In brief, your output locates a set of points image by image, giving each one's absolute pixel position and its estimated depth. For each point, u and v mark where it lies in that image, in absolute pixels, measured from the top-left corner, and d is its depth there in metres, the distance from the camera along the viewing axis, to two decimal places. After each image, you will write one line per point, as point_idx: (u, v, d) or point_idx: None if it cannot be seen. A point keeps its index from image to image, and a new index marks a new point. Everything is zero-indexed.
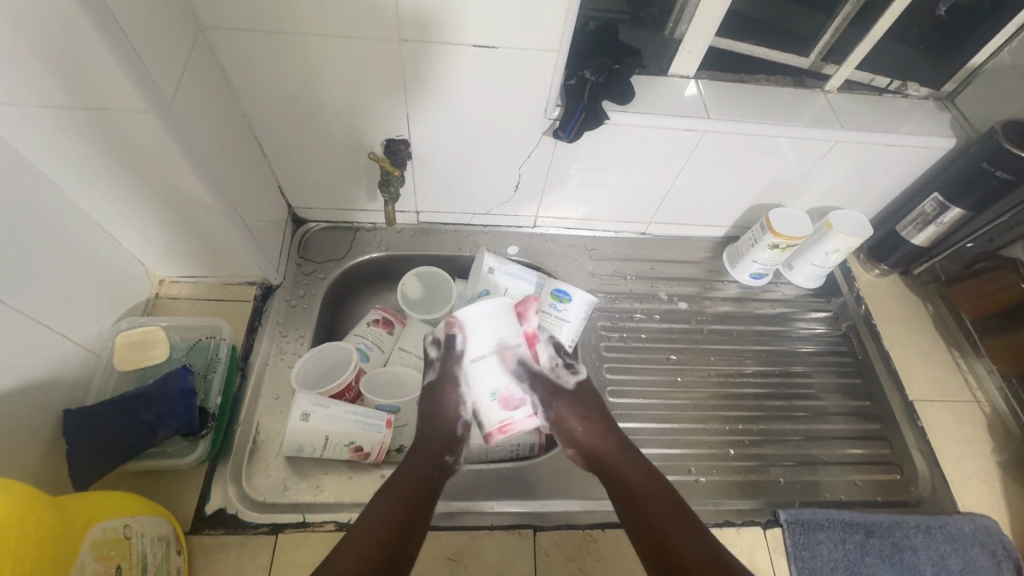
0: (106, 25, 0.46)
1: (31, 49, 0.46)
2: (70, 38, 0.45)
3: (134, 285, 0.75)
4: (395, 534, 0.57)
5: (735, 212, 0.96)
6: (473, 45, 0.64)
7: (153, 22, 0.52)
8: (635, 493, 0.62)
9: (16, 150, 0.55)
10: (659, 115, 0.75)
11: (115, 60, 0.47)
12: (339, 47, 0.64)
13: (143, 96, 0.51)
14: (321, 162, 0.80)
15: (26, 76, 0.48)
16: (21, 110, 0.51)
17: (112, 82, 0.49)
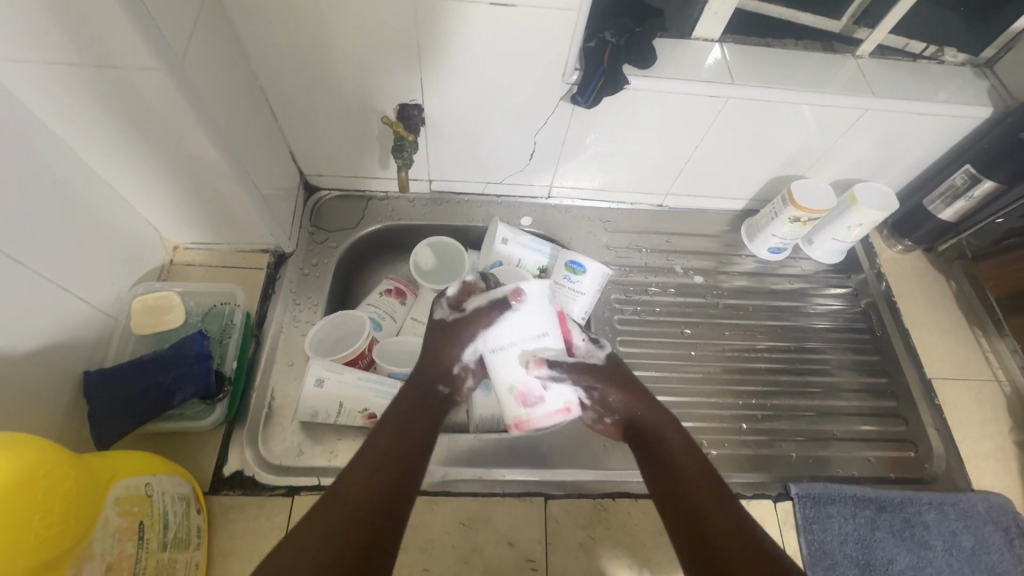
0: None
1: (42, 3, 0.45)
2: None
3: (148, 251, 0.76)
4: (398, 457, 0.55)
5: (755, 184, 0.93)
6: (490, 3, 0.62)
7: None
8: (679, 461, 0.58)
9: (25, 108, 0.54)
10: (680, 81, 0.72)
11: (126, 15, 0.46)
12: (353, 5, 0.61)
13: (154, 54, 0.50)
14: (333, 127, 0.79)
15: (35, 31, 0.47)
16: (32, 67, 0.50)
17: (123, 39, 0.48)
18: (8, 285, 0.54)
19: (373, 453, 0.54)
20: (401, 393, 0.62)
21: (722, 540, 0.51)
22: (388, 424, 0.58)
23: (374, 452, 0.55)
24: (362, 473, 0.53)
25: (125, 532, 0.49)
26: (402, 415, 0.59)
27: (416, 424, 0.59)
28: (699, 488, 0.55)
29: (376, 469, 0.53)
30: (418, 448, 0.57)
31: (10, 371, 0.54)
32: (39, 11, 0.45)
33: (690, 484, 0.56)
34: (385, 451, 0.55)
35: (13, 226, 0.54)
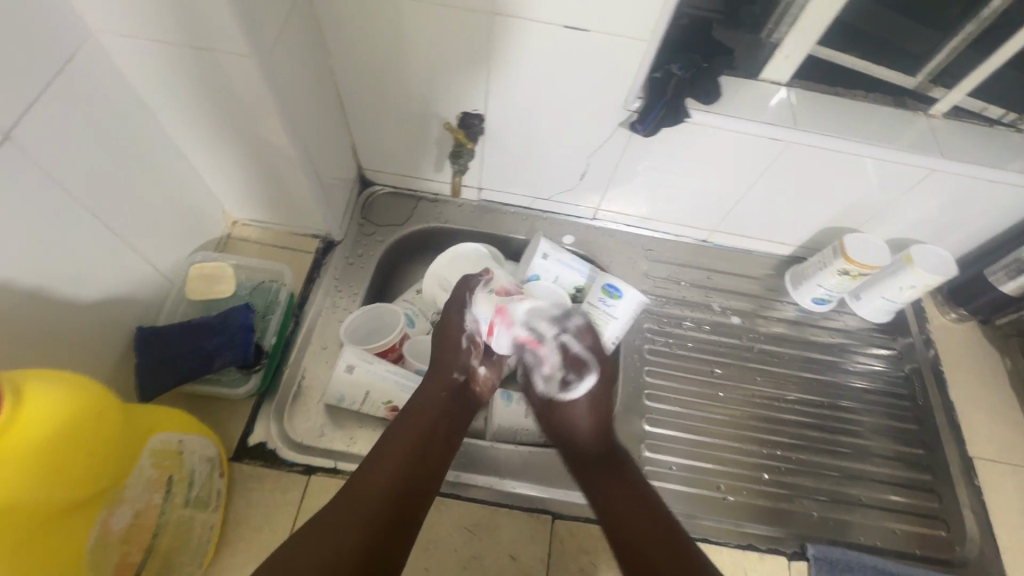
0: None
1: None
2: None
3: (210, 223, 0.80)
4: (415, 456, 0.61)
5: (806, 231, 0.91)
6: (565, 25, 0.63)
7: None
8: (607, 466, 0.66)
9: (124, 78, 0.59)
10: (743, 120, 0.72)
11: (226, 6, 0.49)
12: (436, 15, 0.64)
13: (247, 43, 0.53)
14: (396, 127, 0.82)
15: (147, 11, 0.51)
16: (139, 43, 0.54)
17: (222, 27, 0.52)
18: (84, 238, 0.58)
19: (407, 437, 0.62)
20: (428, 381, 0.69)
21: (646, 532, 0.57)
22: (415, 412, 0.65)
23: (408, 438, 0.62)
24: (398, 453, 0.60)
25: (155, 484, 0.51)
26: (428, 406, 0.66)
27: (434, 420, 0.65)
28: (624, 492, 0.62)
29: (405, 456, 0.60)
30: (443, 436, 0.65)
31: (72, 318, 0.58)
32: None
33: (622, 492, 0.62)
34: (415, 437, 0.63)
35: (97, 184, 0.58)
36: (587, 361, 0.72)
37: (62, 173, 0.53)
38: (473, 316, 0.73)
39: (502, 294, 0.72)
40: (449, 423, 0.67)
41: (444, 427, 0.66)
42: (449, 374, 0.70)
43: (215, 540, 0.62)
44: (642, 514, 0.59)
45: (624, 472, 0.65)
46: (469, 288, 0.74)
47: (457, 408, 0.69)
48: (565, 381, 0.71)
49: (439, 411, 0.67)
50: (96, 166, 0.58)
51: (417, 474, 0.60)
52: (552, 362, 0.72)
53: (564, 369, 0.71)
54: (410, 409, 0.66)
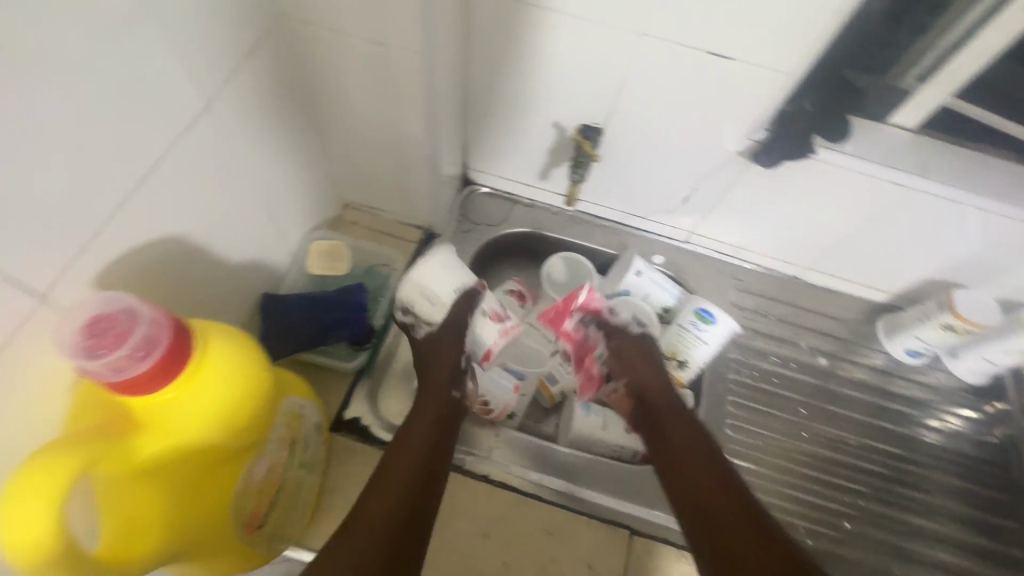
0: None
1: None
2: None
3: (326, 204, 0.84)
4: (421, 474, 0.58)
5: (908, 281, 0.89)
6: (711, 51, 0.64)
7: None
8: (675, 421, 0.69)
9: (292, 61, 0.63)
10: (870, 162, 0.72)
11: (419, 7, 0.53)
12: (587, 31, 0.66)
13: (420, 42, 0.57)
14: (511, 132, 0.84)
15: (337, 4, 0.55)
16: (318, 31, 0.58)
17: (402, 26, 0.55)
18: (239, 205, 0.62)
19: (409, 458, 0.59)
20: (419, 402, 0.66)
21: (708, 488, 0.59)
22: (410, 433, 0.62)
23: (409, 459, 0.59)
24: (401, 475, 0.58)
25: (286, 442, 0.55)
26: (420, 425, 0.63)
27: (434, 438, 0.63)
28: (688, 448, 0.64)
29: (408, 478, 0.58)
30: (443, 455, 0.62)
31: (218, 278, 0.61)
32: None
33: (684, 445, 0.65)
34: (418, 458, 0.60)
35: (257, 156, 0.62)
36: None
37: (232, 144, 0.57)
38: (467, 338, 0.74)
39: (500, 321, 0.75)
40: (446, 440, 0.64)
41: (443, 445, 0.63)
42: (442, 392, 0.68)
43: (314, 507, 0.65)
44: (711, 472, 0.61)
45: (685, 423, 0.68)
46: (468, 305, 0.72)
47: (451, 424, 0.66)
48: None
49: (434, 431, 0.63)
50: (259, 139, 0.62)
51: (422, 492, 0.57)
52: None
53: None
54: (406, 432, 0.62)
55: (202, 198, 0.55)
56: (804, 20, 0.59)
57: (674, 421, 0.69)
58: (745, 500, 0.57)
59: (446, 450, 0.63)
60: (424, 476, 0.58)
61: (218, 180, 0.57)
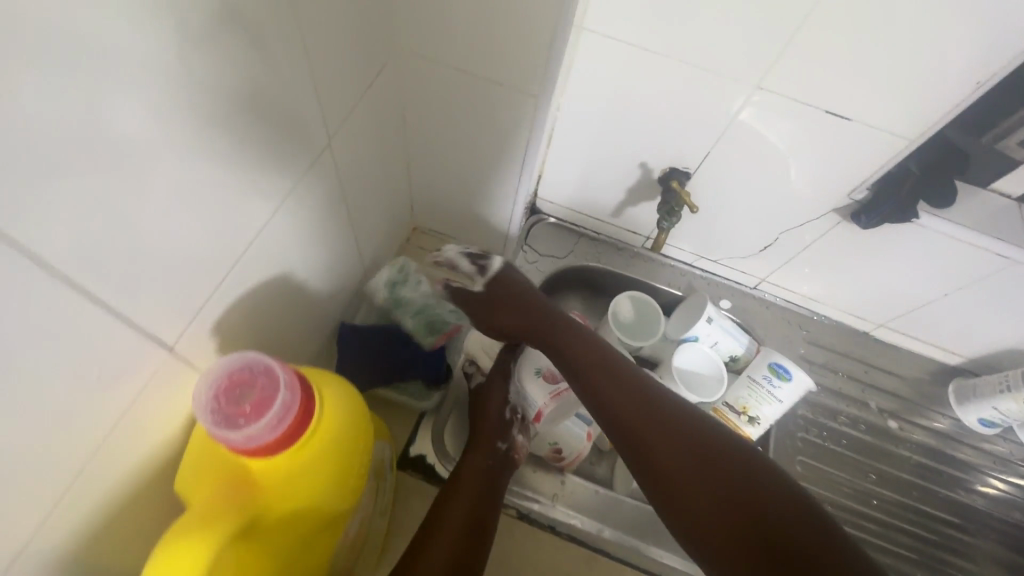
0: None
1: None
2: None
3: (399, 227, 0.82)
4: (470, 526, 0.60)
5: (987, 347, 0.86)
6: (826, 109, 0.62)
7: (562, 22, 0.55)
8: (670, 453, 0.59)
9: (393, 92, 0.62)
10: (973, 231, 0.70)
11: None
12: (688, 76, 0.64)
13: None
14: (592, 168, 0.82)
15: None
16: None
17: None
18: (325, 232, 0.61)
19: (455, 517, 0.60)
20: (466, 454, 0.66)
21: (718, 517, 0.55)
22: (456, 489, 0.62)
23: (455, 519, 0.59)
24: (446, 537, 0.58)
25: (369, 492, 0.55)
26: (466, 479, 0.63)
27: (481, 486, 0.63)
28: (700, 480, 0.57)
29: (459, 530, 0.59)
30: (488, 512, 0.62)
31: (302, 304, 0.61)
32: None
33: (690, 483, 0.57)
34: (463, 516, 0.60)
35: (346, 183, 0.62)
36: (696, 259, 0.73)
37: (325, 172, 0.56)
38: (517, 388, 0.71)
39: (552, 383, 0.69)
40: (492, 493, 0.63)
41: (489, 500, 0.63)
42: (489, 443, 0.67)
43: (382, 545, 0.63)
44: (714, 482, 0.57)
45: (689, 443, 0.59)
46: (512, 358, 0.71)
47: (500, 475, 0.65)
48: None
49: (480, 487, 0.63)
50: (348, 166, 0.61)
51: (475, 540, 0.59)
52: None
53: None
54: (451, 488, 0.62)
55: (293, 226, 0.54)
56: (941, 88, 0.56)
57: (690, 461, 0.58)
58: (769, 508, 0.54)
59: (492, 504, 0.63)
60: (469, 537, 0.59)
61: (309, 208, 0.56)
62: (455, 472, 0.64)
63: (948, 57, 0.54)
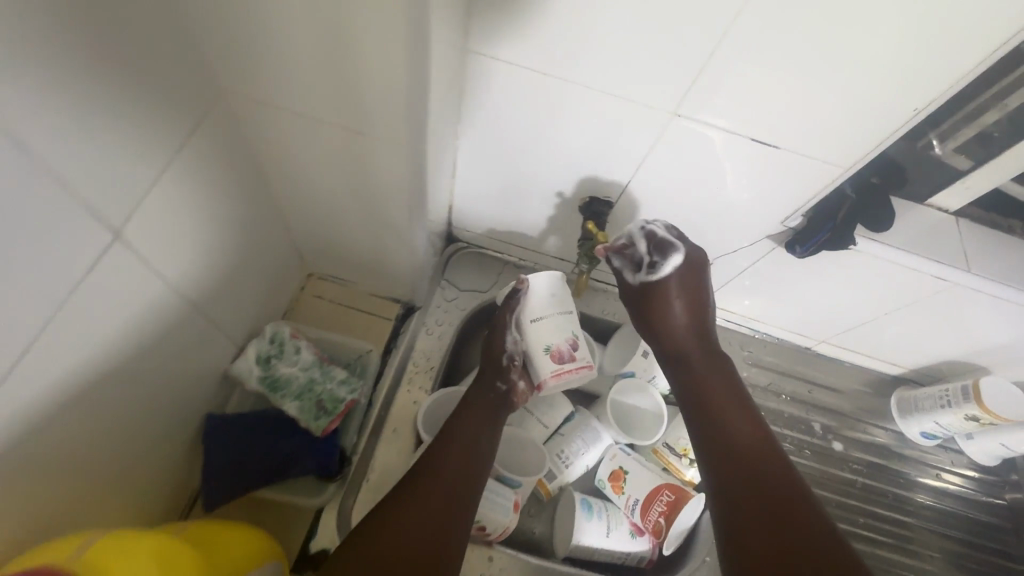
0: (421, 78, 0.40)
1: (326, 64, 0.41)
2: (370, 69, 0.40)
3: (286, 279, 0.70)
4: (462, 474, 0.61)
5: (925, 359, 0.83)
6: (752, 138, 0.56)
7: (443, 59, 0.46)
8: (770, 465, 0.61)
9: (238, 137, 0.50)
10: (913, 254, 0.65)
11: (405, 107, 0.42)
12: (604, 103, 0.56)
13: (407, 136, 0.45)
14: (507, 196, 0.73)
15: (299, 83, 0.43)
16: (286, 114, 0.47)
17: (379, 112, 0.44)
18: (177, 325, 0.50)
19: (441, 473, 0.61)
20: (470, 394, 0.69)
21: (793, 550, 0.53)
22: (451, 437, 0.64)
23: (443, 473, 0.61)
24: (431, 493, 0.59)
25: None
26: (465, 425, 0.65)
27: (481, 433, 0.66)
28: (782, 487, 0.58)
29: (452, 476, 0.61)
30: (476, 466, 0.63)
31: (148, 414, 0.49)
32: (318, 71, 0.42)
33: (776, 492, 0.58)
34: (451, 470, 0.61)
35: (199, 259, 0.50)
36: (671, 240, 0.67)
37: (159, 260, 0.45)
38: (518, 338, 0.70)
39: (557, 362, 0.67)
40: (480, 447, 0.64)
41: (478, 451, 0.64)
42: (487, 386, 0.70)
43: None
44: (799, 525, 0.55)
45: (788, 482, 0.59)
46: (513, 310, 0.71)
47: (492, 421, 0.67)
48: (651, 263, 0.69)
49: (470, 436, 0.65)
50: (199, 240, 0.50)
51: (460, 491, 0.60)
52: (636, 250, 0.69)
53: (651, 250, 0.68)
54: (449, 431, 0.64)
55: (123, 329, 0.43)
56: (873, 119, 0.51)
57: (778, 477, 0.59)
58: (809, 543, 0.53)
59: (481, 458, 0.64)
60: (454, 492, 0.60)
61: (143, 304, 0.45)
62: (460, 414, 0.67)
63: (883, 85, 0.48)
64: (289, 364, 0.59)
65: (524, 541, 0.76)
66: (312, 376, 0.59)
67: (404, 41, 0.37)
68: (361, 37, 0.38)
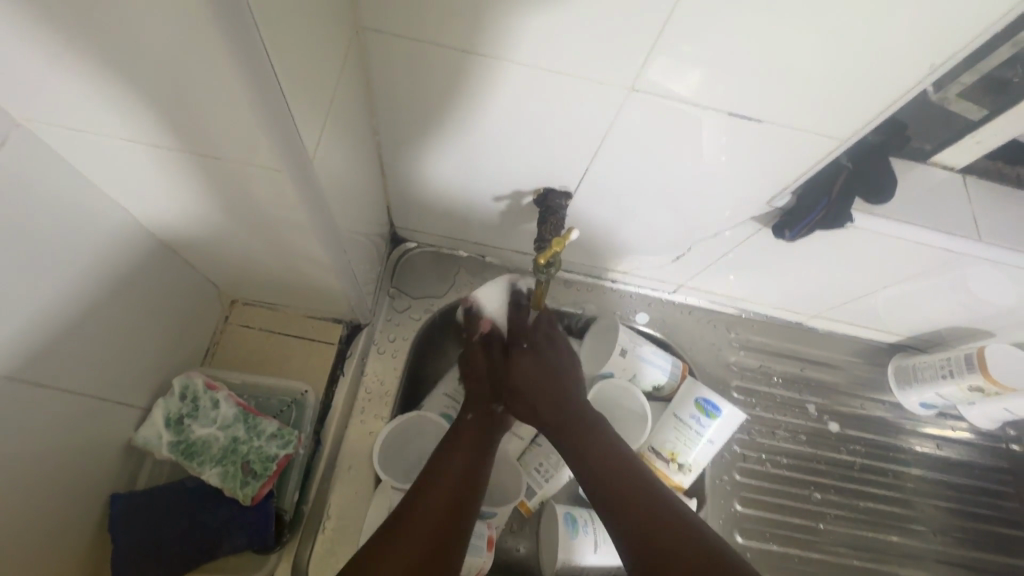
0: (261, 71, 0.31)
1: (146, 78, 0.31)
2: (196, 71, 0.31)
3: (203, 313, 0.61)
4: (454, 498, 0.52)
5: (924, 326, 0.76)
6: (725, 111, 0.47)
7: (315, 45, 0.36)
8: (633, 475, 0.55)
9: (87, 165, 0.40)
10: (912, 226, 0.57)
11: (255, 112, 0.33)
12: (537, 81, 0.47)
13: (284, 155, 0.37)
14: (451, 191, 0.63)
15: (128, 95, 0.33)
16: (125, 134, 0.37)
17: (244, 129, 0.35)
18: (41, 403, 0.42)
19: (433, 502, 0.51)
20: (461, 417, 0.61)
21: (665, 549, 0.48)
22: (447, 460, 0.55)
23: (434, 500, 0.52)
24: (420, 526, 0.49)
25: None
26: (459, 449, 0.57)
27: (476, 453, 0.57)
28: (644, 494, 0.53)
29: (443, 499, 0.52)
30: (473, 498, 0.54)
31: (32, 514, 0.42)
32: (136, 82, 0.32)
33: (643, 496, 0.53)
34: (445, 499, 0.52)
35: (57, 324, 0.42)
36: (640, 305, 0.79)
37: None
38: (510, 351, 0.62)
39: None
40: (479, 475, 0.56)
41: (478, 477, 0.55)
42: (486, 410, 0.62)
43: None
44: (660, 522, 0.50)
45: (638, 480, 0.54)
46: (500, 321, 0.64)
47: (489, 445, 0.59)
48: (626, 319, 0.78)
49: (468, 460, 0.56)
50: (51, 302, 0.41)
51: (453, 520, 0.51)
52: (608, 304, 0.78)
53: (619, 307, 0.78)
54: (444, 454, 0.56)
55: None
56: (858, 82, 0.42)
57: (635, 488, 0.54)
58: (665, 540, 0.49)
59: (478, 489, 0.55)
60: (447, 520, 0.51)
61: None
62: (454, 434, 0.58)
63: (869, 36, 0.39)
64: (205, 425, 0.54)
65: (509, 565, 0.69)
66: (235, 435, 0.55)
67: (220, 28, 0.28)
68: (165, 32, 0.28)
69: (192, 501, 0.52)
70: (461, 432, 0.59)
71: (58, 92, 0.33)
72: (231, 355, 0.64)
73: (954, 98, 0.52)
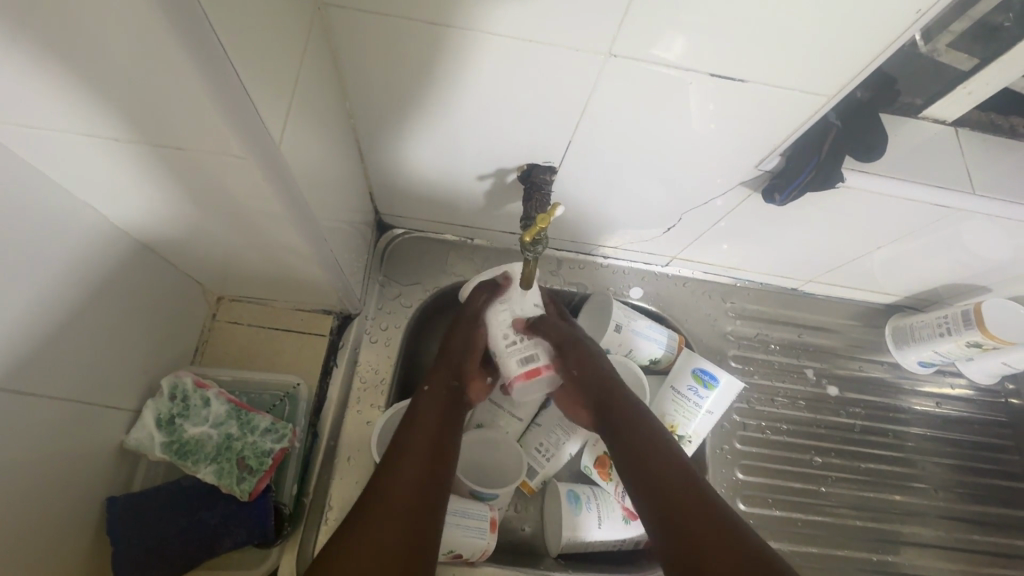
0: (213, 56, 0.29)
1: (92, 69, 0.30)
2: (141, 60, 0.29)
3: (189, 311, 0.60)
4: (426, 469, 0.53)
5: (920, 285, 0.76)
6: (708, 74, 0.45)
7: (272, 26, 0.34)
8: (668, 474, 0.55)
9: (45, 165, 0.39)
10: (904, 184, 0.56)
11: (213, 105, 0.32)
12: (511, 53, 0.45)
13: (245, 143, 0.35)
14: (433, 174, 0.62)
15: (78, 89, 0.32)
16: (82, 129, 0.35)
17: (203, 119, 0.33)
18: (30, 412, 0.41)
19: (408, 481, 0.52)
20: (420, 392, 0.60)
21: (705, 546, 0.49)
22: (414, 436, 0.55)
23: (410, 474, 0.53)
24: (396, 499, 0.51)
25: None
26: (426, 425, 0.57)
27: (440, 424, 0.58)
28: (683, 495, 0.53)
29: (418, 468, 0.53)
30: (445, 470, 0.55)
31: (27, 524, 0.42)
32: (84, 76, 0.31)
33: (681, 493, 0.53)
34: (418, 475, 0.53)
35: (33, 330, 0.40)
36: (635, 279, 0.78)
37: None
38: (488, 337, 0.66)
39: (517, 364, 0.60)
40: (445, 451, 0.56)
41: (446, 449, 0.56)
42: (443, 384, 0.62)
43: None
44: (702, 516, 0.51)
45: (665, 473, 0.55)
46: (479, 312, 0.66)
47: (458, 415, 0.60)
48: (621, 293, 0.77)
49: (433, 437, 0.56)
50: (30, 307, 0.40)
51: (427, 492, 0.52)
52: (603, 280, 0.77)
53: (614, 282, 0.78)
54: (409, 434, 0.56)
55: None
56: (845, 32, 0.40)
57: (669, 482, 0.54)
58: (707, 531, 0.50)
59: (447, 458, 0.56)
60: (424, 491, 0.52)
61: None
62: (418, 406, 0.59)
63: None
64: (197, 423, 0.54)
65: (514, 545, 0.69)
66: (228, 432, 0.55)
67: (162, 10, 0.26)
68: (105, 19, 0.27)
69: (188, 501, 0.52)
70: (425, 409, 0.58)
71: (13, 93, 0.32)
72: (222, 352, 0.63)
73: (944, 50, 0.50)
